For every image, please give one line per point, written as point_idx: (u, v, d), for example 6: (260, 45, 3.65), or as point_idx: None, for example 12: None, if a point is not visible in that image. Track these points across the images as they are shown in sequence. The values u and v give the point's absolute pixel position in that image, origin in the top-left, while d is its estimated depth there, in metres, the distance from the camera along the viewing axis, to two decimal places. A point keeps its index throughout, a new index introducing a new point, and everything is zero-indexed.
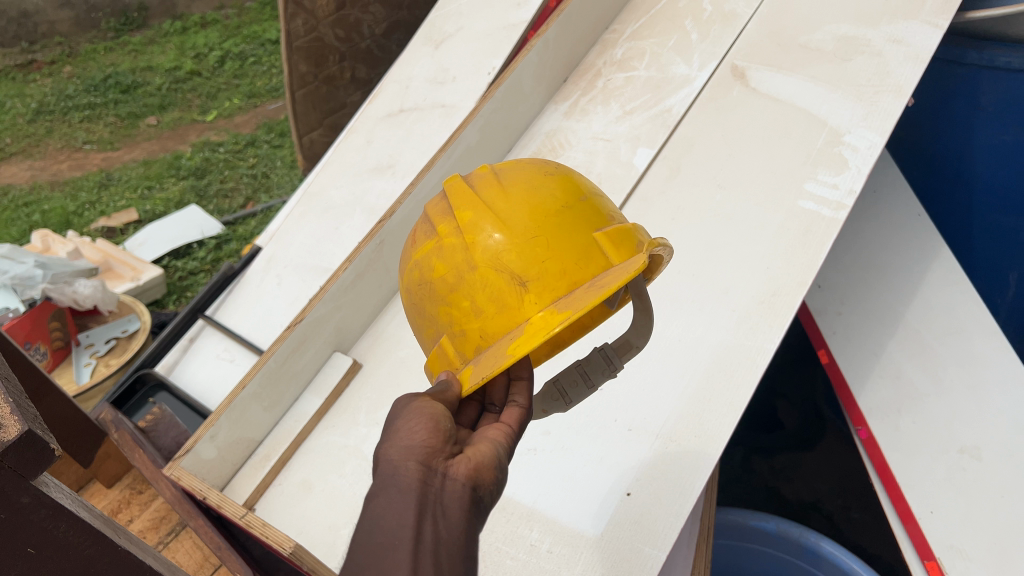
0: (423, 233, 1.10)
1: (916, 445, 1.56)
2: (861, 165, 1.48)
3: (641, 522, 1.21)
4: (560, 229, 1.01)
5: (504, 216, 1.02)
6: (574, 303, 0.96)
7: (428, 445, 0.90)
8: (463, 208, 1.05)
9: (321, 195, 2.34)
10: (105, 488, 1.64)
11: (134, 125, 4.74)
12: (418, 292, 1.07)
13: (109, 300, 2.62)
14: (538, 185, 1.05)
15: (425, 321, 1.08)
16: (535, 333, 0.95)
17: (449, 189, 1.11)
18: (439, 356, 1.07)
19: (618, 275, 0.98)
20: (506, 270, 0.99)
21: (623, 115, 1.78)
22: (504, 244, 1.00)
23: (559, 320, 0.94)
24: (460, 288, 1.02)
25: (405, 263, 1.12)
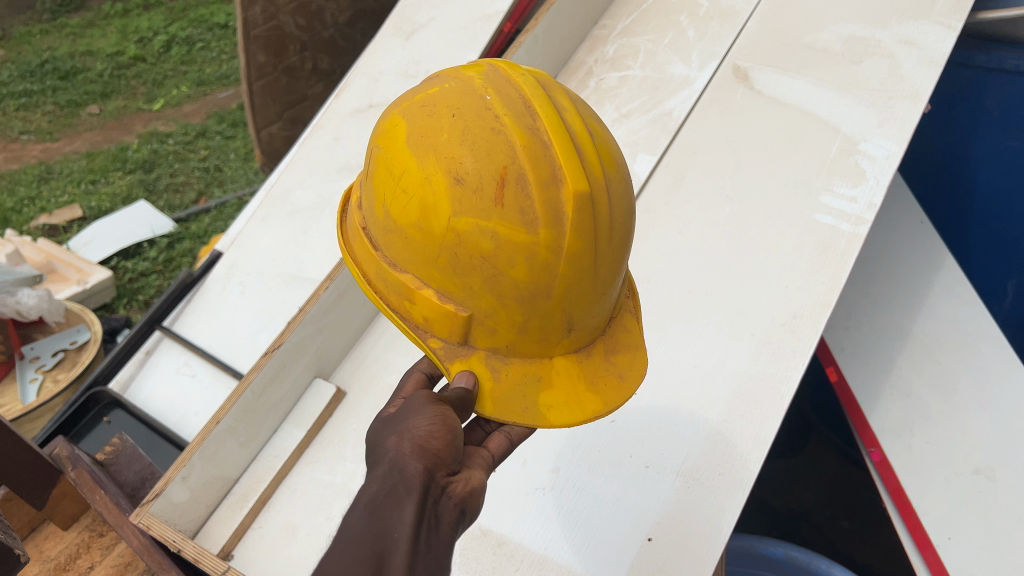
0: (508, 190, 0.75)
1: (930, 467, 1.49)
2: (878, 176, 1.43)
3: (664, 570, 1.12)
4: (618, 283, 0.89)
5: (600, 261, 0.82)
6: (601, 381, 0.91)
7: (441, 453, 0.83)
8: (582, 227, 0.77)
9: (286, 197, 2.10)
10: (61, 531, 1.49)
11: (75, 114, 4.48)
12: (464, 256, 0.79)
13: (56, 311, 2.43)
14: (629, 223, 0.85)
15: (445, 272, 0.82)
16: (570, 403, 0.88)
17: (569, 167, 0.76)
18: (447, 320, 0.85)
19: (624, 352, 0.96)
20: (567, 317, 0.85)
21: (619, 117, 1.67)
22: (587, 290, 0.83)
23: (590, 400, 0.89)
24: (523, 304, 0.82)
25: (450, 186, 0.76)
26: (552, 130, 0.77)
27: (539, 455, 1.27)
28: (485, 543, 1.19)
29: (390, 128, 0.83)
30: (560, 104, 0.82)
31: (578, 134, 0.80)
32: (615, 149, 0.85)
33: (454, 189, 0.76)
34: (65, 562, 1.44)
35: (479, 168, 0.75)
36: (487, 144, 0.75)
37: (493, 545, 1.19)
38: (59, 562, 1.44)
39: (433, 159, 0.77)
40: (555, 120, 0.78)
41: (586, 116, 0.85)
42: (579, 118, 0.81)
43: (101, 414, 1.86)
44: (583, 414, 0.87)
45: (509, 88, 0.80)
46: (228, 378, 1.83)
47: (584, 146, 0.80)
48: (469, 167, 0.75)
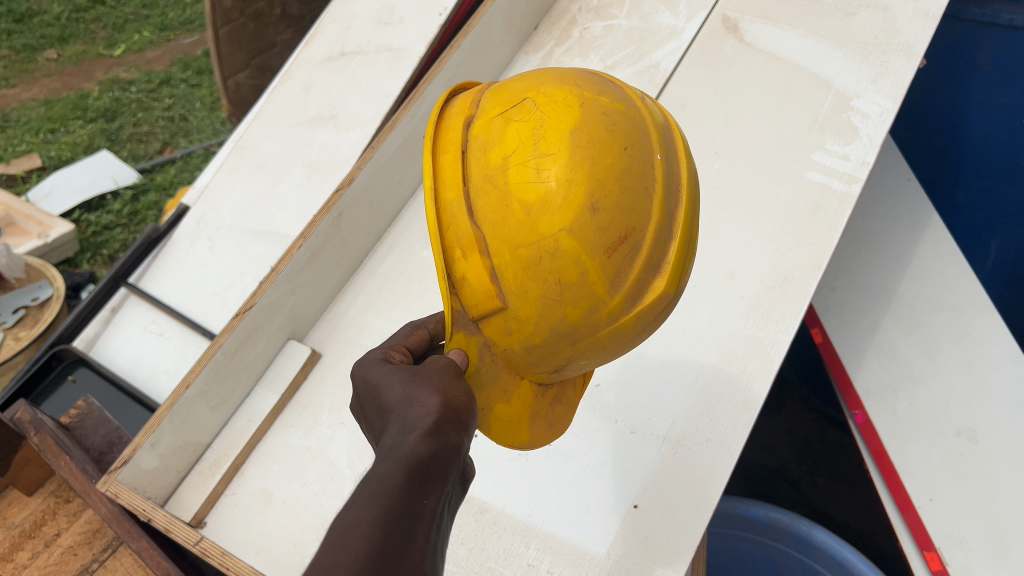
0: (622, 251, 0.72)
1: (914, 429, 1.48)
2: (871, 133, 1.39)
3: (651, 537, 1.08)
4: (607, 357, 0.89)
5: (623, 346, 0.81)
6: (540, 421, 0.90)
7: (468, 427, 0.70)
8: (638, 318, 0.77)
9: (255, 149, 2.02)
10: (25, 497, 1.44)
11: (32, 59, 4.30)
12: (544, 266, 0.72)
13: (15, 266, 2.34)
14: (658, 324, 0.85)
15: (516, 263, 0.73)
16: (513, 425, 0.87)
17: (671, 269, 0.75)
18: (482, 292, 0.77)
19: (565, 401, 0.95)
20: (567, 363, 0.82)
21: (604, 70, 1.61)
22: (600, 354, 0.81)
23: (523, 431, 0.88)
24: (553, 334, 0.77)
25: (582, 210, 0.69)
26: (683, 232, 0.75)
27: None
28: (466, 510, 1.16)
29: (560, 99, 0.73)
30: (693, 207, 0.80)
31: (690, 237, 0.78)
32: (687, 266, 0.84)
33: (584, 214, 0.69)
34: (30, 530, 1.39)
35: (617, 214, 0.70)
36: (634, 200, 0.71)
37: (474, 513, 1.15)
38: (24, 529, 1.39)
39: (588, 167, 0.69)
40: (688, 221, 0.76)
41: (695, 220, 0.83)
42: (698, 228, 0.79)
43: (65, 373, 1.79)
44: (513, 438, 0.87)
45: (673, 161, 0.77)
46: (198, 337, 1.77)
47: (688, 260, 0.79)
48: (612, 204, 0.69)
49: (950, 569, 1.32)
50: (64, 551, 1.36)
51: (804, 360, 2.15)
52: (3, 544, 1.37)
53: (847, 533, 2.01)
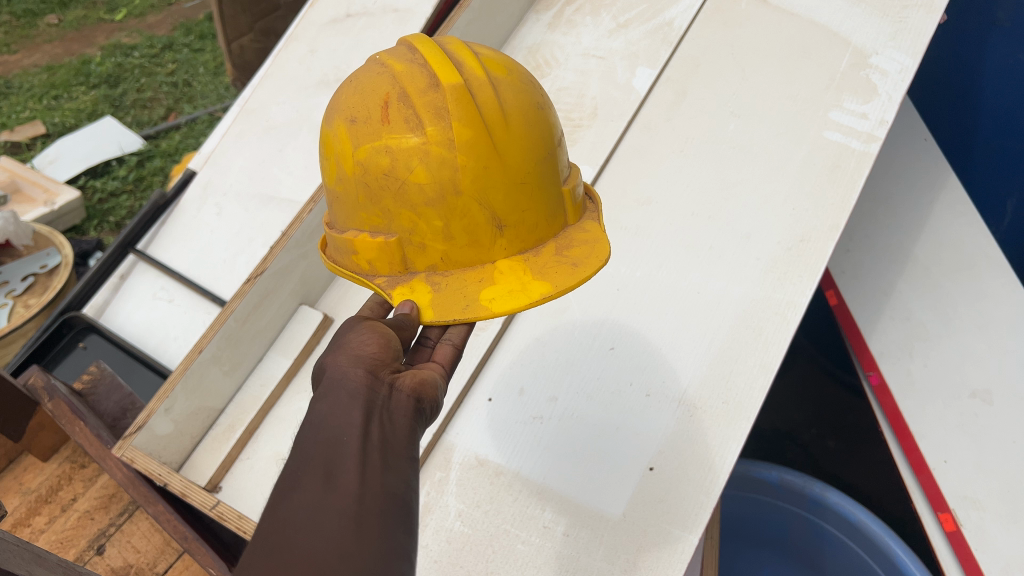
0: (393, 109, 0.80)
1: (928, 391, 1.47)
2: (890, 91, 1.36)
3: (667, 499, 1.08)
4: (546, 185, 0.87)
5: (502, 153, 0.81)
6: (550, 271, 0.86)
7: (375, 361, 0.85)
8: (465, 119, 0.79)
9: (261, 113, 1.99)
10: (40, 462, 1.44)
11: (34, 24, 4.29)
12: (373, 181, 0.82)
13: (23, 234, 2.33)
14: (536, 117, 0.85)
15: (370, 205, 0.84)
16: (510, 295, 0.83)
17: (440, 72, 0.80)
18: (381, 252, 0.85)
19: (582, 247, 0.90)
20: (488, 206, 0.82)
21: (616, 28, 1.59)
22: (498, 179, 0.81)
23: (537, 287, 0.84)
24: (436, 207, 0.81)
25: (348, 129, 0.82)
26: (426, 55, 0.83)
27: (533, 382, 1.23)
28: (482, 473, 1.16)
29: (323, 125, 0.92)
30: (444, 43, 0.87)
31: (456, 53, 0.84)
32: (508, 65, 0.87)
33: (352, 128, 0.81)
34: (46, 495, 1.40)
35: (366, 101, 0.81)
36: (370, 84, 0.82)
37: (490, 477, 1.16)
38: (40, 494, 1.40)
39: (337, 116, 0.84)
40: (431, 46, 0.83)
41: (476, 44, 0.88)
42: (464, 42, 0.85)
43: (75, 340, 1.79)
44: (528, 299, 0.83)
45: (395, 48, 0.88)
46: (207, 303, 1.76)
47: (462, 59, 0.83)
48: (357, 107, 0.82)
49: (964, 530, 1.32)
50: (80, 515, 1.37)
51: (814, 323, 2.13)
52: (20, 508, 1.38)
53: (856, 496, 2.01)
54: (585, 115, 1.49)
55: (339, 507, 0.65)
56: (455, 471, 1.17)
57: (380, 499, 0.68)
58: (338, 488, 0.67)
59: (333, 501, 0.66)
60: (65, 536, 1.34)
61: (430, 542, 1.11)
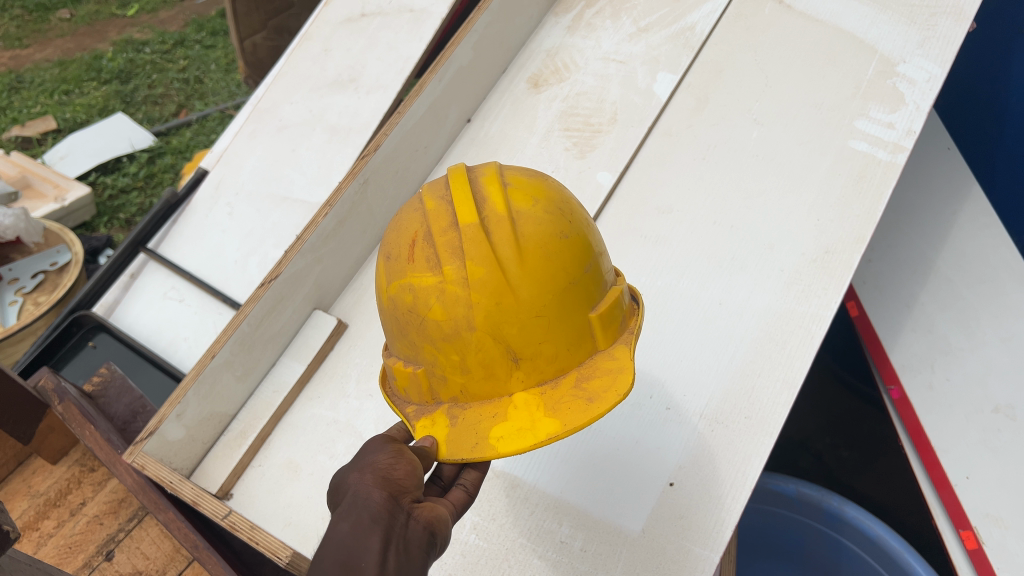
0: (417, 249, 0.80)
1: (950, 405, 1.45)
2: (918, 101, 1.34)
3: (688, 516, 1.05)
4: (564, 309, 0.79)
5: (518, 281, 0.76)
6: (563, 407, 0.79)
7: (398, 483, 0.81)
8: (477, 256, 0.76)
9: (274, 112, 1.98)
10: (49, 465, 1.43)
11: (45, 18, 4.30)
12: (399, 312, 0.81)
13: (33, 231, 2.31)
14: (556, 244, 0.78)
15: (400, 340, 0.84)
16: (517, 433, 0.78)
17: (462, 209, 0.78)
18: (411, 381, 0.86)
19: (607, 374, 0.81)
20: (503, 343, 0.78)
21: (637, 33, 1.57)
22: (509, 312, 0.77)
23: (547, 426, 0.78)
24: (450, 343, 0.79)
25: (384, 265, 0.83)
26: (455, 189, 0.81)
27: None
28: (498, 486, 1.14)
29: None
30: (479, 170, 0.84)
31: (485, 185, 0.81)
32: (540, 190, 0.81)
33: (385, 262, 0.82)
34: (56, 498, 1.39)
35: (398, 239, 0.82)
36: (404, 222, 0.82)
37: (506, 490, 1.14)
38: (49, 498, 1.39)
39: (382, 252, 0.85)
40: (462, 177, 0.81)
41: (516, 168, 0.84)
42: (494, 170, 0.81)
43: (84, 339, 1.78)
44: (534, 439, 0.77)
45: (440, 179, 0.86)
46: (217, 304, 1.74)
47: (490, 190, 0.80)
48: (391, 244, 0.83)
49: (986, 548, 1.29)
50: (89, 520, 1.35)
51: (831, 335, 2.09)
52: (28, 512, 1.37)
53: (871, 507, 1.98)
54: (605, 120, 1.48)
55: None
56: None
57: None
58: None
59: None
60: (74, 541, 1.32)
61: (445, 555, 1.09)
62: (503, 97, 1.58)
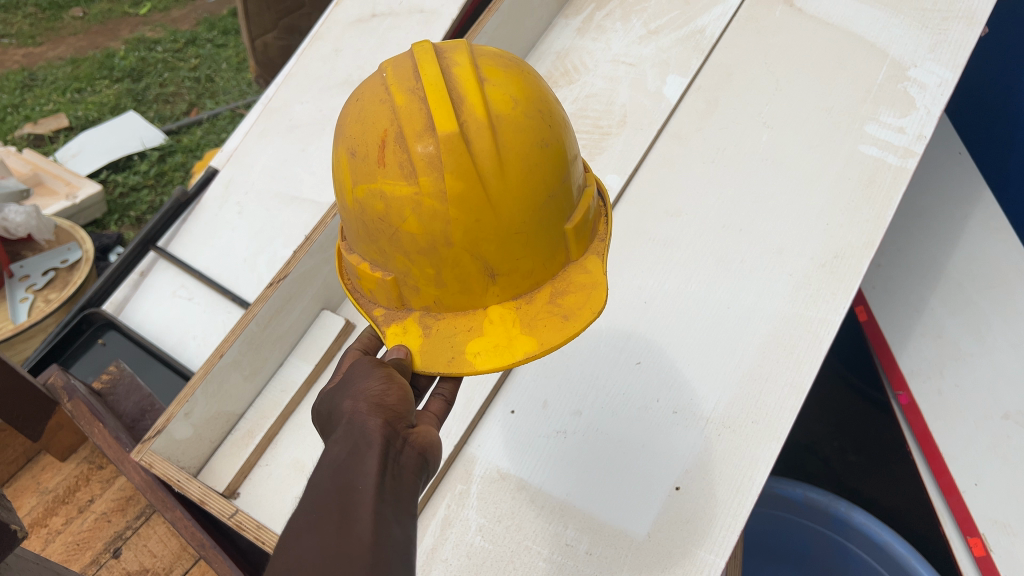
0: (388, 151, 0.74)
1: (960, 411, 1.44)
2: (929, 105, 1.33)
3: (694, 521, 1.05)
4: (543, 225, 0.79)
5: (496, 197, 0.75)
6: (539, 324, 0.82)
7: (389, 404, 0.77)
8: (455, 168, 0.72)
9: (284, 112, 1.98)
10: (58, 462, 1.44)
11: (58, 16, 4.32)
12: (369, 219, 0.78)
13: (45, 228, 2.32)
14: (538, 157, 0.76)
15: (369, 244, 0.82)
16: (494, 348, 0.81)
17: (438, 112, 0.72)
18: (379, 286, 0.84)
19: (579, 289, 0.85)
20: (481, 259, 0.78)
21: (647, 35, 1.57)
22: (489, 229, 0.76)
23: (524, 343, 0.81)
24: (427, 257, 0.78)
25: (349, 162, 0.77)
26: (429, 87, 0.74)
27: (559, 394, 1.21)
28: (505, 488, 1.15)
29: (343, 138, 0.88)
30: (451, 58, 0.77)
31: (460, 81, 0.75)
32: (518, 88, 0.77)
33: (350, 159, 0.77)
34: (64, 495, 1.39)
35: (365, 135, 0.75)
36: (371, 114, 0.75)
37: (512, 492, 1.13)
38: (57, 494, 1.39)
39: (342, 141, 0.79)
40: (434, 71, 0.74)
41: (489, 57, 0.78)
42: (469, 64, 0.75)
43: (94, 336, 1.79)
44: (511, 356, 0.80)
45: (406, 58, 0.78)
46: (226, 302, 1.74)
47: (465, 89, 0.74)
48: (355, 138, 0.76)
49: (994, 555, 1.28)
50: (97, 517, 1.36)
51: (842, 339, 2.08)
52: (36, 508, 1.38)
53: (879, 512, 1.98)
54: (615, 122, 1.47)
55: (356, 553, 0.55)
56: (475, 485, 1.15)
57: (395, 548, 0.58)
58: (356, 526, 0.57)
59: (349, 547, 0.55)
60: (82, 538, 1.33)
61: (450, 557, 1.09)
62: None
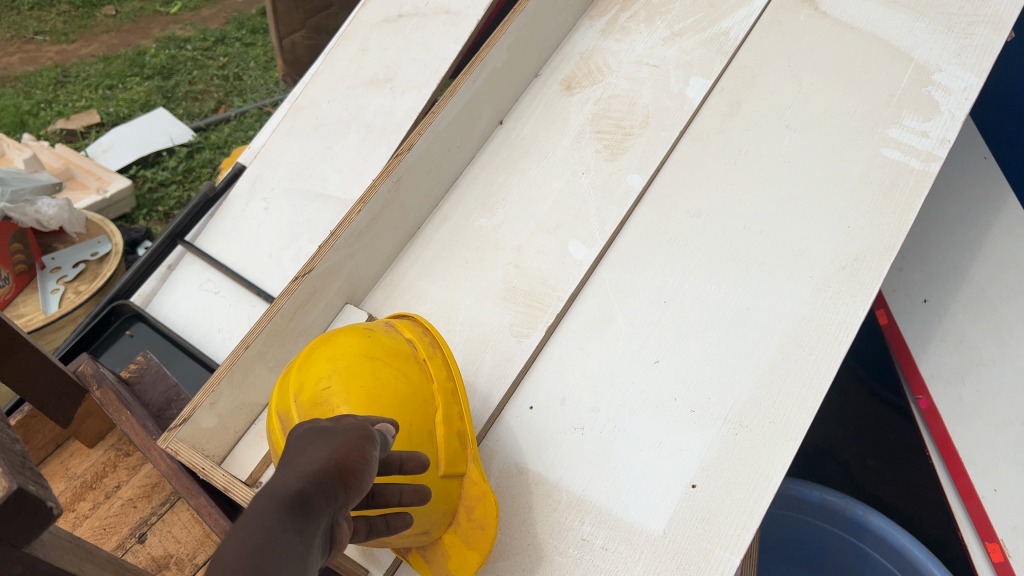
0: None
1: (980, 417, 1.44)
2: (953, 109, 1.33)
3: (709, 519, 1.06)
4: (420, 438, 1.02)
5: (392, 442, 0.99)
6: (473, 539, 1.06)
7: (350, 462, 0.61)
8: (357, 442, 0.97)
9: (311, 110, 2.01)
10: (87, 448, 1.47)
11: (91, 14, 4.39)
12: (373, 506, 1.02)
13: (77, 222, 2.37)
14: (399, 408, 1.02)
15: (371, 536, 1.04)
16: (460, 558, 1.06)
17: (357, 410, 0.98)
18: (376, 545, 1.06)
19: (481, 500, 1.07)
20: (427, 514, 1.03)
21: (671, 37, 1.59)
22: (397, 454, 0.99)
23: (469, 559, 1.05)
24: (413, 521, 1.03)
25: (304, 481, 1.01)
26: (339, 383, 1.00)
27: (578, 390, 1.22)
28: (522, 482, 1.15)
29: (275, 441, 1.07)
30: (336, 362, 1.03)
31: (340, 382, 1.00)
32: (359, 354, 1.05)
33: None
34: (92, 481, 1.43)
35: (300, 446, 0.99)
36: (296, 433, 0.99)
37: (530, 486, 1.14)
38: (85, 480, 1.43)
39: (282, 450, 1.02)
40: (339, 382, 1.00)
41: (337, 359, 1.04)
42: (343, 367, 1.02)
43: (122, 328, 1.83)
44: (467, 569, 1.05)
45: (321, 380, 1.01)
46: (252, 296, 1.77)
47: (357, 397, 0.99)
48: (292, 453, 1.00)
49: (1012, 561, 1.29)
50: (123, 503, 1.39)
51: (864, 344, 2.07)
52: (65, 493, 1.41)
53: (897, 517, 1.97)
54: (637, 123, 1.49)
55: None
56: (494, 478, 1.16)
57: None
58: None
59: None
60: (109, 522, 1.36)
61: None
62: (536, 98, 1.59)
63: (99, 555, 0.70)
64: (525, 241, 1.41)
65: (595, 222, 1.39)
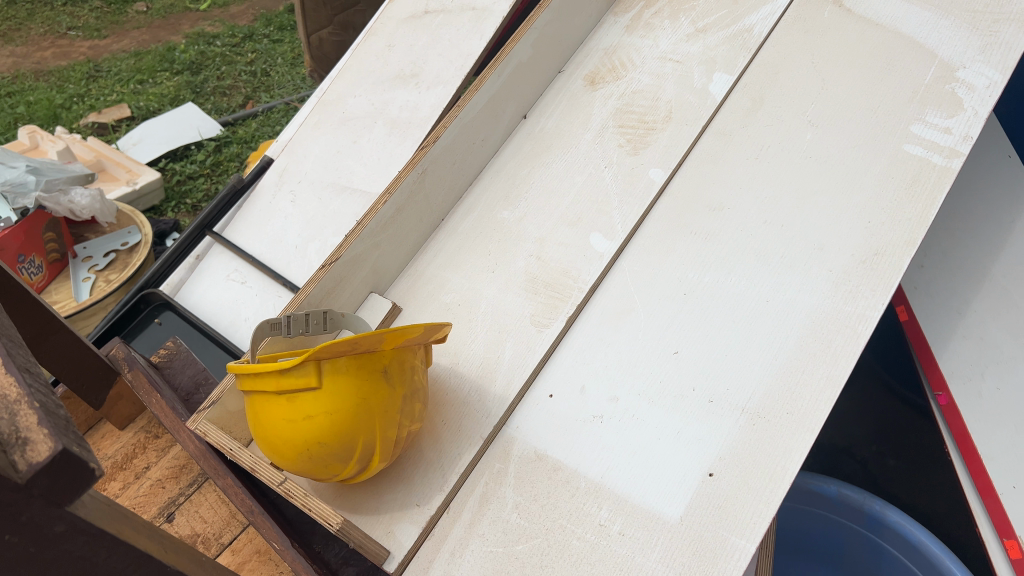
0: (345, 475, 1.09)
1: (1001, 415, 1.44)
2: (977, 106, 1.34)
3: (727, 506, 1.07)
4: (327, 397, 1.01)
5: (331, 435, 1.02)
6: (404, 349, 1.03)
7: None
8: (328, 459, 1.04)
9: (339, 104, 2.04)
10: (117, 431, 1.51)
11: (122, 11, 4.46)
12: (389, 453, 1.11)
13: (108, 212, 2.42)
14: (293, 424, 1.01)
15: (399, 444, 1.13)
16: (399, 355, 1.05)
17: (294, 461, 1.04)
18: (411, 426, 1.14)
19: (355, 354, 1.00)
20: (382, 405, 1.05)
21: (695, 33, 1.60)
22: (342, 432, 1.02)
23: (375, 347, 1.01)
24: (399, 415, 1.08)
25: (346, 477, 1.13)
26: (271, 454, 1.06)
27: (598, 379, 1.24)
28: (541, 467, 1.17)
29: None
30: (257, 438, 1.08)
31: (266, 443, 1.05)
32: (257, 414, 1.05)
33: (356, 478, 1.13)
34: (122, 462, 1.46)
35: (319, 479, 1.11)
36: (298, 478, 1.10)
37: (549, 472, 1.16)
38: (115, 461, 1.46)
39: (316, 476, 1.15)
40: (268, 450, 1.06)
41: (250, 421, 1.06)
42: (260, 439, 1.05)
43: (151, 316, 1.87)
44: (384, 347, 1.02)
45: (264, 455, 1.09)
46: (278, 286, 1.80)
47: (277, 447, 1.04)
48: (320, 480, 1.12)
49: None
50: (152, 483, 1.42)
51: (886, 343, 2.06)
52: None
53: (917, 517, 1.97)
54: (660, 118, 1.50)
55: None
56: (513, 464, 1.18)
57: None
58: None
59: None
60: (138, 502, 1.40)
61: (487, 532, 1.11)
62: (560, 93, 1.61)
63: (135, 520, 0.72)
64: (547, 233, 1.43)
65: (617, 214, 1.41)
